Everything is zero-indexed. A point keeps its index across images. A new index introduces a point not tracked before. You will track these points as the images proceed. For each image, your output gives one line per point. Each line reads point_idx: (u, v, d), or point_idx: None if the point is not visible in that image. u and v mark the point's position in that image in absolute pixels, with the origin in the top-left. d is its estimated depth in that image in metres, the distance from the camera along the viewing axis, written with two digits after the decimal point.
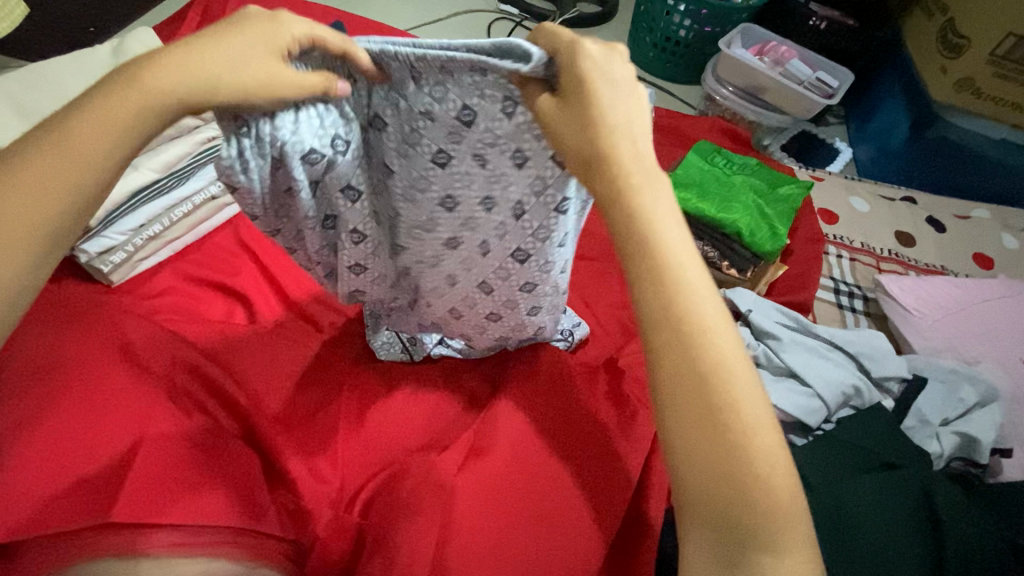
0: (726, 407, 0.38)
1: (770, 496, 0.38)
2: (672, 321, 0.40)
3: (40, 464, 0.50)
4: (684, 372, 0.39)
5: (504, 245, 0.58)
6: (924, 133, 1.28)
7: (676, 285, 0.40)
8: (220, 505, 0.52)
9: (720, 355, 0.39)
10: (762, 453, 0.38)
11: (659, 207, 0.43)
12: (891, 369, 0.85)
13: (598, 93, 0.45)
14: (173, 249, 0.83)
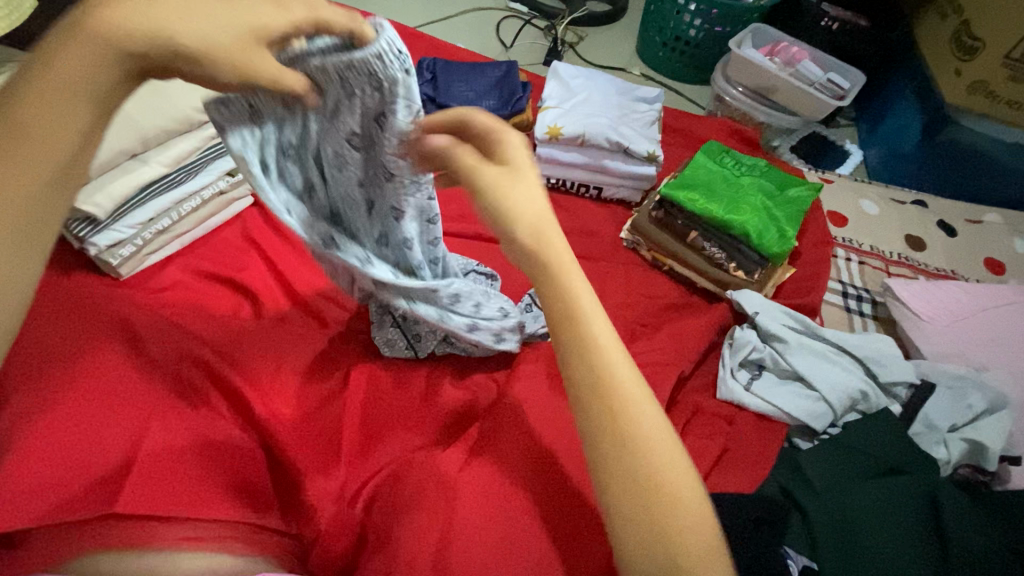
0: (653, 480, 0.40)
1: (709, 563, 0.39)
2: (603, 402, 0.42)
3: (49, 455, 0.51)
4: (619, 455, 0.41)
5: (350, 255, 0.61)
6: (935, 137, 1.26)
7: (602, 372, 0.42)
8: (226, 502, 0.54)
9: (645, 435, 0.41)
10: (696, 518, 0.40)
11: (586, 300, 0.44)
12: (899, 374, 0.84)
13: (519, 181, 0.45)
14: (182, 243, 0.84)
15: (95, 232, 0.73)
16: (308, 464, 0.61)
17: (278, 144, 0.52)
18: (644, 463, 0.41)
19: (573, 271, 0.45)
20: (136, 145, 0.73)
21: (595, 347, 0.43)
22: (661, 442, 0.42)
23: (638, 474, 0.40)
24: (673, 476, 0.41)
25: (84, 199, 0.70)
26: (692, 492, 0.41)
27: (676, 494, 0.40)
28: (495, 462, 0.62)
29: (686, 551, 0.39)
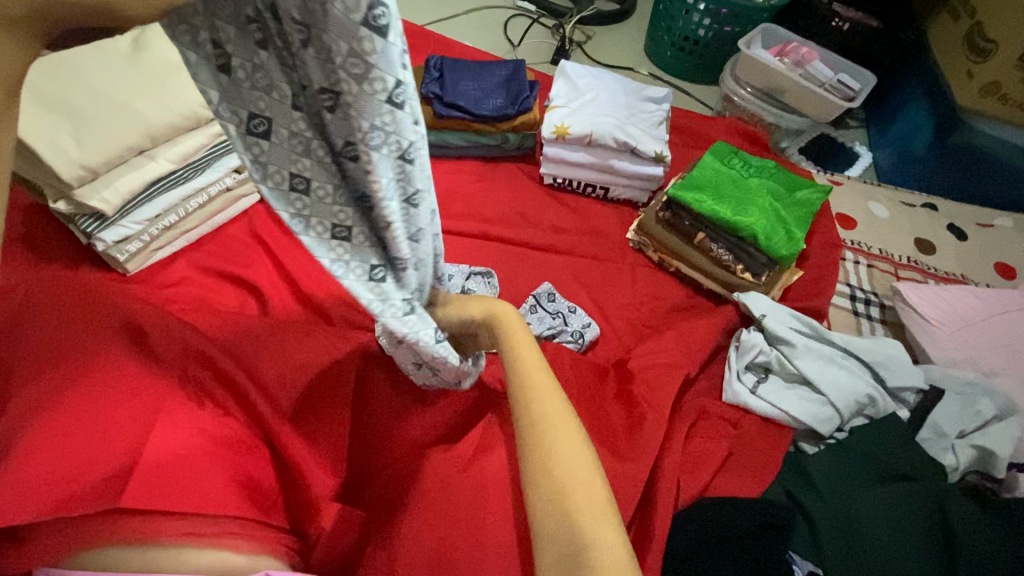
0: (549, 442, 0.51)
1: (585, 513, 0.47)
2: (519, 389, 0.55)
3: (51, 450, 0.51)
4: (535, 441, 0.52)
5: (328, 213, 0.45)
6: (946, 139, 1.24)
7: (522, 369, 0.57)
8: (230, 497, 0.54)
9: (548, 411, 0.53)
10: (579, 477, 0.49)
11: (517, 329, 0.60)
12: (907, 380, 0.83)
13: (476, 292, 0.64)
14: (188, 240, 0.84)
15: (102, 228, 0.74)
16: (312, 461, 0.62)
17: (232, 21, 0.37)
18: (553, 447, 0.51)
19: (521, 326, 0.61)
20: (143, 141, 0.73)
21: (513, 356, 0.58)
22: (569, 439, 0.51)
23: (546, 456, 0.50)
24: (575, 462, 0.50)
25: (90, 194, 0.70)
26: (591, 481, 0.49)
27: (575, 478, 0.49)
28: (498, 463, 0.61)
29: (582, 524, 0.46)
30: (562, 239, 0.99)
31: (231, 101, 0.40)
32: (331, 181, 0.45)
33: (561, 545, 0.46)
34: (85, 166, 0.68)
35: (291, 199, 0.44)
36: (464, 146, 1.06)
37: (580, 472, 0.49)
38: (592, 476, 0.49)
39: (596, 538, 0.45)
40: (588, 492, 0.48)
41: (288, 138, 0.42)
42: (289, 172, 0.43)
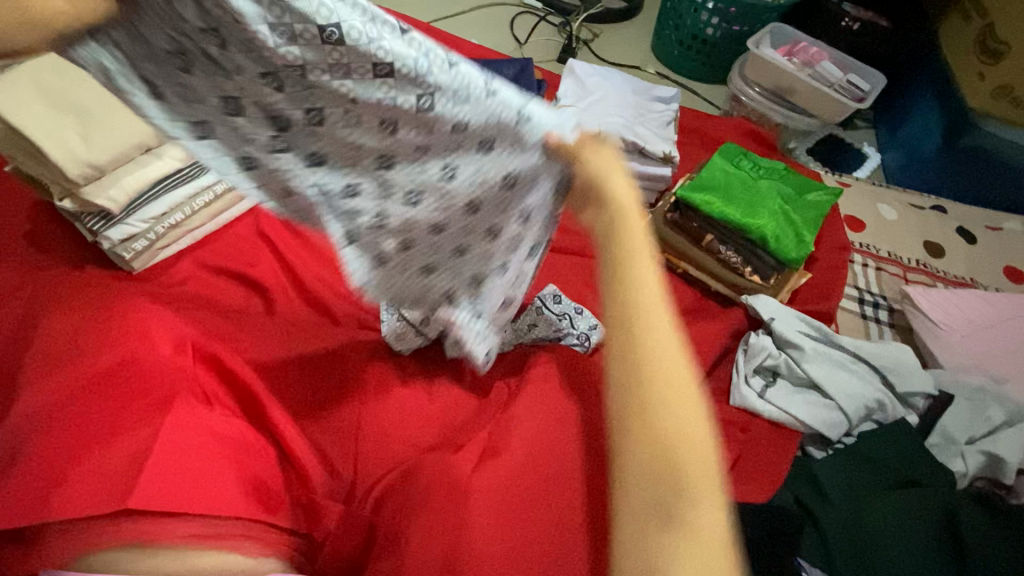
0: (652, 387, 0.42)
1: (691, 471, 0.40)
2: (623, 315, 0.45)
3: (60, 450, 0.54)
4: (638, 383, 0.43)
5: (343, 181, 0.52)
6: (957, 141, 1.23)
7: (633, 289, 0.45)
8: (238, 499, 0.54)
9: (655, 349, 0.43)
10: (687, 431, 0.41)
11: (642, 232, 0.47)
12: (917, 385, 0.83)
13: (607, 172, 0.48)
14: (195, 238, 0.80)
15: (107, 226, 0.72)
16: (314, 461, 0.62)
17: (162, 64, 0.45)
18: (663, 393, 0.42)
19: (641, 230, 0.47)
20: (151, 140, 0.72)
21: (627, 269, 0.46)
22: (679, 386, 0.43)
23: (654, 400, 0.42)
24: (688, 411, 0.42)
25: (96, 192, 0.70)
26: (698, 433, 0.42)
27: (682, 430, 0.41)
28: (508, 464, 0.61)
29: (688, 483, 0.40)
30: (569, 241, 0.98)
31: (243, 124, 0.49)
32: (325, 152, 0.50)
33: (651, 495, 0.40)
34: (91, 164, 0.68)
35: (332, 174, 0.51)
36: None
37: (688, 423, 0.42)
38: (700, 429, 0.42)
39: (700, 501, 0.39)
40: (696, 445, 0.41)
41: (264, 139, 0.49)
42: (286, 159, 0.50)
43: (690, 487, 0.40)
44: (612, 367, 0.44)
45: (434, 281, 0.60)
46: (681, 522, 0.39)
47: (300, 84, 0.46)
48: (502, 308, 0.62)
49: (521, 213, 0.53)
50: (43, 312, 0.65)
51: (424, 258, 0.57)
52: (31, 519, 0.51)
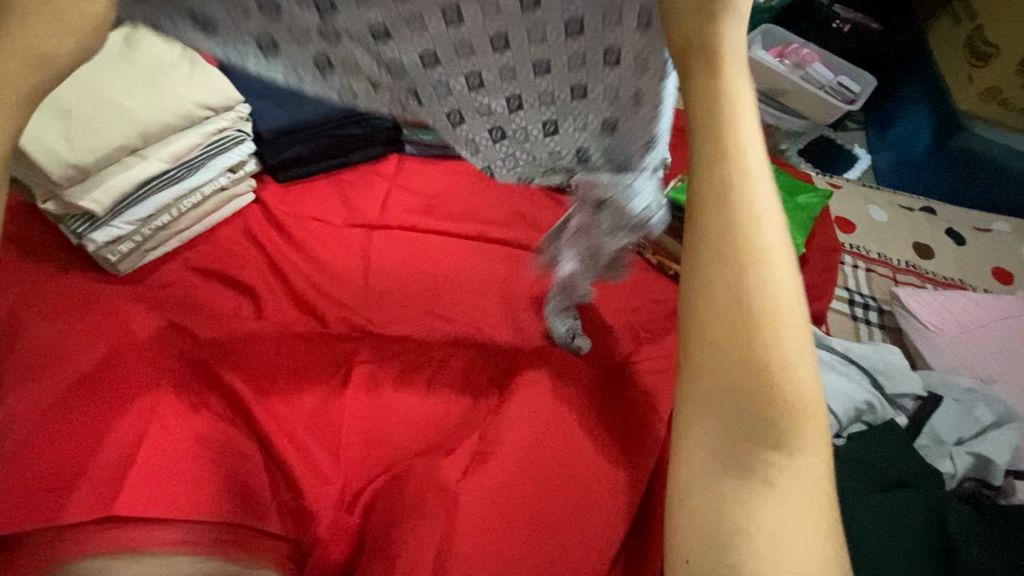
0: (746, 286, 0.30)
1: (784, 403, 0.29)
2: (714, 186, 0.32)
3: (46, 455, 0.55)
4: (721, 279, 0.30)
5: (456, 61, 0.52)
6: (947, 142, 1.24)
7: (729, 150, 0.32)
8: (221, 498, 0.55)
9: (754, 238, 0.31)
10: (785, 350, 0.29)
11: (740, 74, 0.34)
12: (906, 387, 0.84)
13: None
14: (181, 240, 0.79)
15: (93, 228, 0.71)
16: (300, 464, 0.60)
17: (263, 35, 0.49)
18: (768, 312, 0.29)
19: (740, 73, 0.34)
20: (135, 140, 0.70)
21: (728, 120, 0.33)
22: (781, 284, 0.30)
23: (753, 318, 0.29)
24: (792, 340, 0.29)
25: (81, 194, 0.68)
26: (801, 351, 0.30)
27: (779, 347, 0.29)
28: (498, 467, 0.61)
29: (780, 419, 0.29)
30: None
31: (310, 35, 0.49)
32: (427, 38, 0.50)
33: (725, 433, 0.29)
34: (73, 164, 0.66)
35: (409, 50, 0.51)
36: None
37: (797, 358, 0.29)
38: (813, 369, 0.30)
39: (799, 462, 0.29)
40: (806, 390, 0.29)
41: (389, 60, 0.51)
42: (408, 56, 0.51)
43: (790, 444, 0.29)
44: (687, 275, 0.32)
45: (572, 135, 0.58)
46: (770, 488, 0.28)
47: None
48: (654, 151, 0.56)
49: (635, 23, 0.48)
50: (26, 316, 0.65)
51: (539, 111, 0.57)
52: (18, 527, 0.51)
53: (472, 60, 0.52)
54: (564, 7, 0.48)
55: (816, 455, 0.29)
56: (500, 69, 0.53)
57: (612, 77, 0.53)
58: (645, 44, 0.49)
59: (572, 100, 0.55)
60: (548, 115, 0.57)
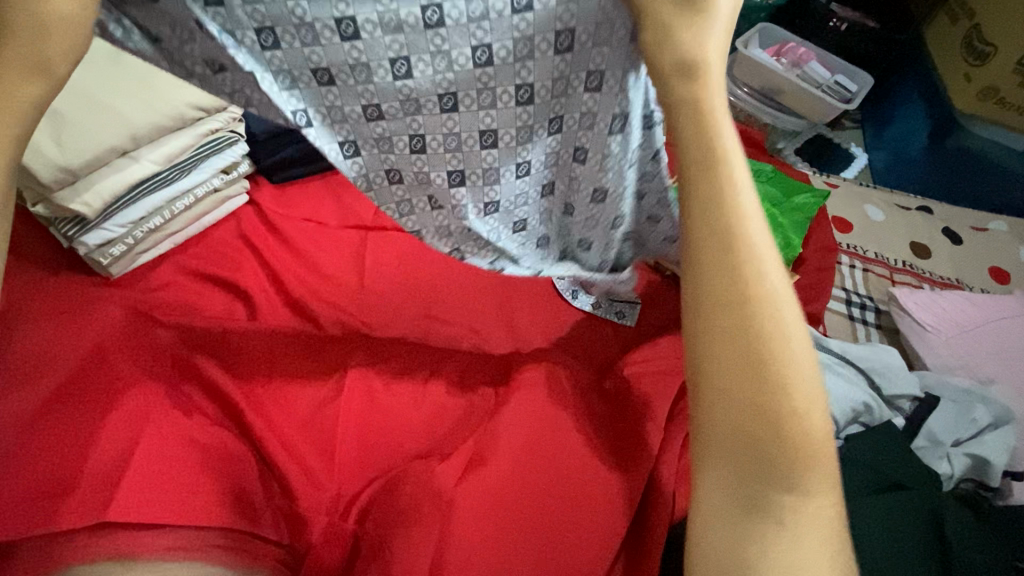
0: (767, 356, 0.37)
1: (797, 452, 0.36)
2: (724, 266, 0.38)
3: (35, 461, 0.54)
4: (742, 350, 0.37)
5: (412, 124, 0.51)
6: (943, 142, 1.26)
7: (738, 234, 0.39)
8: (216, 508, 0.54)
9: (773, 314, 0.37)
10: (798, 404, 0.36)
11: (737, 161, 0.41)
12: (903, 388, 0.83)
13: (706, 97, 0.42)
14: (174, 242, 0.79)
15: (84, 231, 0.70)
16: (293, 467, 0.59)
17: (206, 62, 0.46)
18: (775, 370, 0.36)
19: (740, 159, 0.41)
20: (126, 142, 0.70)
21: (731, 206, 0.39)
22: (794, 350, 0.37)
23: (766, 380, 0.36)
24: (802, 399, 0.37)
25: (71, 197, 0.67)
26: (811, 402, 0.37)
27: (793, 403, 0.36)
28: (494, 472, 0.60)
29: (793, 466, 0.36)
30: None
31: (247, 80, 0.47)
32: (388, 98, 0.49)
33: (746, 478, 0.36)
34: (63, 167, 0.65)
35: (352, 99, 0.48)
36: None
37: (802, 407, 0.36)
38: (821, 420, 0.37)
39: (812, 494, 0.36)
40: (811, 433, 0.36)
41: (332, 111, 0.49)
42: (361, 107, 0.49)
43: (798, 487, 0.36)
44: (694, 344, 0.38)
45: (523, 203, 0.60)
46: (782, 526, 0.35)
47: (293, 22, 0.44)
48: (601, 209, 0.59)
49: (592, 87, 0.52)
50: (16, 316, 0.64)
51: (482, 183, 0.56)
52: (10, 535, 0.50)
53: (429, 127, 0.51)
54: (516, 75, 0.50)
55: (828, 494, 0.36)
56: (461, 141, 0.53)
57: (557, 143, 0.56)
58: (600, 104, 0.52)
59: (526, 168, 0.57)
60: (490, 193, 0.57)
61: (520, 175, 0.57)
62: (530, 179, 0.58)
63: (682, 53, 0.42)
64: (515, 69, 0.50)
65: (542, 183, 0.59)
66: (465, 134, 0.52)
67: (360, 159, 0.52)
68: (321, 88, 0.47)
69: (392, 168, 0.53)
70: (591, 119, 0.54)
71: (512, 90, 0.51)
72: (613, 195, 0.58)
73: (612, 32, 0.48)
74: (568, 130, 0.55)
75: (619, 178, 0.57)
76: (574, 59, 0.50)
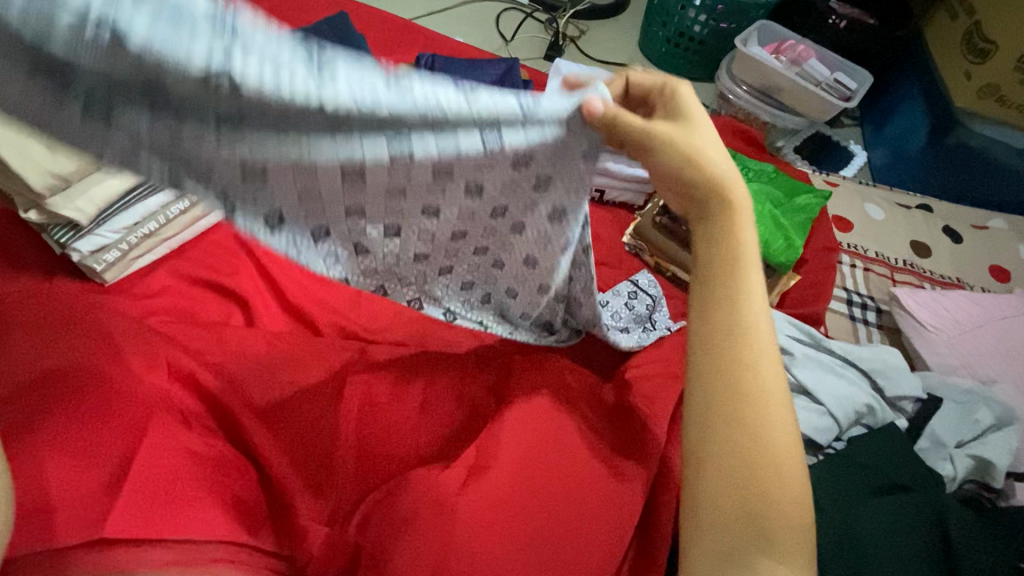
0: (748, 426, 0.41)
1: (776, 520, 0.39)
2: (723, 344, 0.43)
3: (23, 478, 0.51)
4: (731, 419, 0.41)
5: (349, 206, 0.52)
6: (943, 139, 1.24)
7: (737, 317, 0.43)
8: (216, 521, 0.52)
9: (761, 391, 0.42)
10: (776, 473, 0.40)
11: (752, 260, 0.45)
12: (904, 389, 0.83)
13: (731, 217, 0.46)
14: (170, 247, 0.77)
15: (77, 237, 0.69)
16: (292, 478, 0.59)
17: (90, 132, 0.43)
18: (760, 437, 0.41)
19: (753, 262, 0.45)
20: None
21: (738, 297, 0.44)
22: (778, 426, 0.41)
23: (745, 449, 0.41)
24: (785, 471, 0.41)
25: (63, 203, 0.66)
26: (791, 478, 0.41)
27: (773, 473, 0.40)
28: (496, 480, 0.59)
29: (772, 533, 0.39)
30: None
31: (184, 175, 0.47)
32: (330, 188, 0.49)
33: (726, 538, 0.40)
34: (57, 175, 0.63)
35: (284, 185, 0.48)
36: None
37: (788, 479, 0.40)
38: (800, 495, 0.40)
39: (781, 560, 0.38)
40: (790, 503, 0.40)
41: (253, 191, 0.48)
42: (292, 192, 0.49)
43: (776, 555, 0.38)
44: (691, 409, 0.44)
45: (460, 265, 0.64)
46: None
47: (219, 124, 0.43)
48: (531, 270, 0.64)
49: (538, 186, 0.55)
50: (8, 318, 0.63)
51: (412, 245, 0.59)
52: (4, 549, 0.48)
53: (374, 210, 0.53)
54: (467, 178, 0.52)
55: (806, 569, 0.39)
56: (406, 222, 0.56)
57: (497, 226, 0.59)
58: (537, 203, 0.57)
59: (465, 240, 0.60)
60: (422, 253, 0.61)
61: (461, 245, 0.61)
62: (465, 248, 0.62)
63: (693, 172, 0.47)
64: (466, 175, 0.52)
65: (481, 252, 0.63)
66: (407, 215, 0.55)
67: (286, 233, 0.52)
68: (248, 171, 0.46)
69: (322, 231, 0.53)
70: (535, 206, 0.57)
71: (462, 186, 0.53)
72: (544, 269, 0.63)
73: (570, 150, 0.52)
74: (512, 219, 0.58)
75: (551, 261, 0.62)
76: (529, 171, 0.53)
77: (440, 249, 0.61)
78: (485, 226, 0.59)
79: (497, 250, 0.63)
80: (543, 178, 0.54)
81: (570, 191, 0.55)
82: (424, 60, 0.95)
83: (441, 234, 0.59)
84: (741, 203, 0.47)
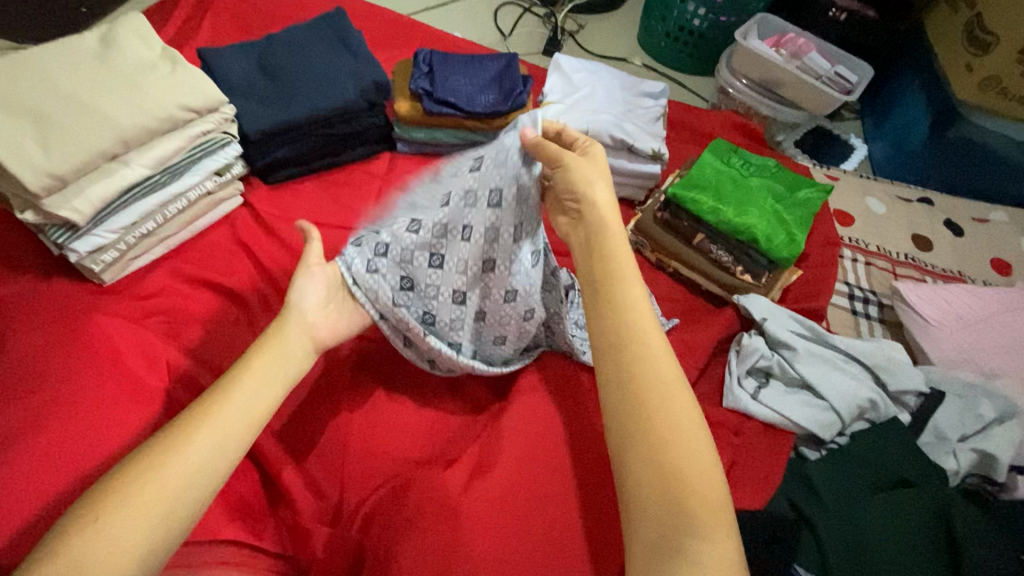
0: (654, 413, 0.45)
1: (697, 496, 0.42)
2: (619, 344, 0.49)
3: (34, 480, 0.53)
4: (638, 413, 0.46)
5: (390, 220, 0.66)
6: (944, 133, 1.24)
7: (627, 319, 0.50)
8: (223, 523, 0.54)
9: (658, 378, 0.47)
10: (685, 454, 0.44)
11: (627, 266, 0.52)
12: (908, 383, 0.82)
13: (604, 216, 0.55)
14: (167, 247, 0.78)
15: (75, 238, 0.67)
16: (297, 483, 0.60)
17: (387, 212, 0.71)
18: (662, 423, 0.45)
19: (627, 254, 0.53)
20: (115, 146, 0.67)
21: (623, 303, 0.50)
22: (679, 410, 0.46)
23: (653, 437, 0.45)
24: (696, 451, 0.44)
25: (60, 204, 0.64)
26: (699, 455, 0.44)
27: (682, 449, 0.44)
28: (497, 479, 0.59)
29: (694, 509, 0.41)
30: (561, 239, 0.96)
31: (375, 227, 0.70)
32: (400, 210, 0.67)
33: (660, 524, 0.42)
34: (53, 174, 0.62)
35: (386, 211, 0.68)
36: (454, 143, 0.96)
37: (696, 458, 0.44)
38: (709, 472, 0.44)
39: (711, 538, 0.40)
40: (702, 480, 0.43)
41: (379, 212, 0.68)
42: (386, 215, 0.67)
43: (702, 530, 0.40)
44: (609, 413, 0.48)
45: (438, 299, 0.65)
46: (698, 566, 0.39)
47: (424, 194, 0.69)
48: (501, 301, 0.64)
49: (492, 203, 0.61)
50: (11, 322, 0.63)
51: (397, 267, 0.64)
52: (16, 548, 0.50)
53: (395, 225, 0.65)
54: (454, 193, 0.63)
55: (730, 540, 0.41)
56: (399, 240, 0.64)
57: (464, 249, 0.63)
58: (494, 215, 0.61)
59: (438, 265, 0.64)
60: (404, 275, 0.64)
61: (438, 272, 0.64)
62: (438, 274, 0.64)
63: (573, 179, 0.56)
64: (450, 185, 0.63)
65: (453, 289, 0.64)
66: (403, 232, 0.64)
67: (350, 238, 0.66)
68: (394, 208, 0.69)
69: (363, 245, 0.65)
70: (498, 233, 0.62)
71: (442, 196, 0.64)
72: (513, 295, 0.64)
73: (504, 162, 0.60)
74: (474, 240, 0.62)
75: (517, 277, 0.63)
76: (481, 177, 0.62)
77: (417, 271, 0.64)
78: (457, 248, 0.63)
79: (469, 281, 0.64)
80: (498, 194, 0.61)
81: (522, 206, 0.61)
82: (422, 54, 0.94)
83: (417, 254, 0.64)
84: (605, 195, 0.56)
